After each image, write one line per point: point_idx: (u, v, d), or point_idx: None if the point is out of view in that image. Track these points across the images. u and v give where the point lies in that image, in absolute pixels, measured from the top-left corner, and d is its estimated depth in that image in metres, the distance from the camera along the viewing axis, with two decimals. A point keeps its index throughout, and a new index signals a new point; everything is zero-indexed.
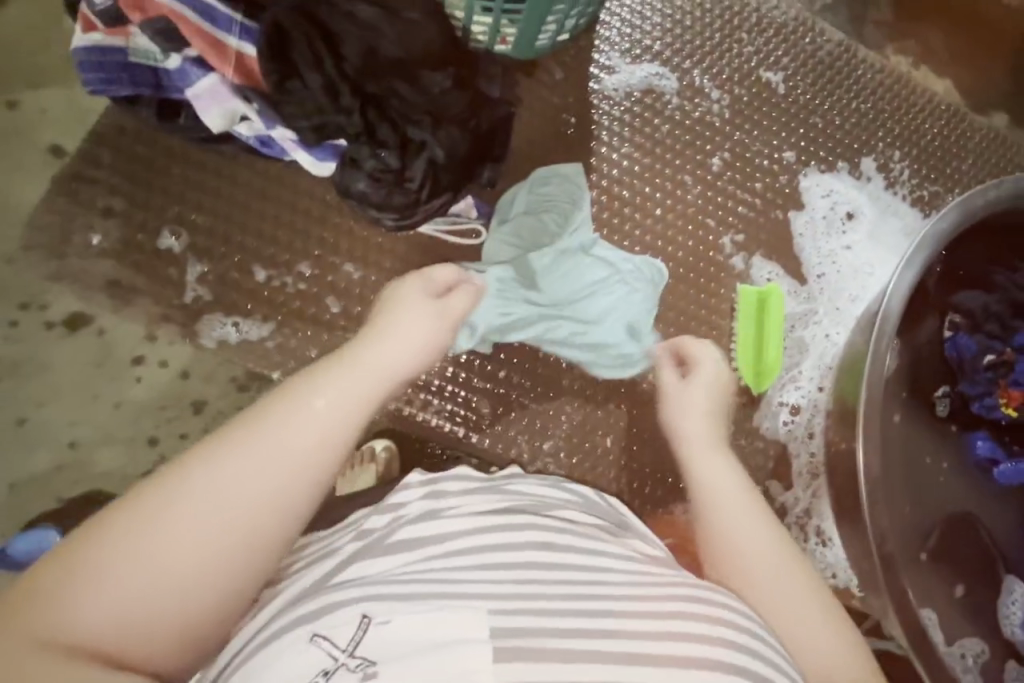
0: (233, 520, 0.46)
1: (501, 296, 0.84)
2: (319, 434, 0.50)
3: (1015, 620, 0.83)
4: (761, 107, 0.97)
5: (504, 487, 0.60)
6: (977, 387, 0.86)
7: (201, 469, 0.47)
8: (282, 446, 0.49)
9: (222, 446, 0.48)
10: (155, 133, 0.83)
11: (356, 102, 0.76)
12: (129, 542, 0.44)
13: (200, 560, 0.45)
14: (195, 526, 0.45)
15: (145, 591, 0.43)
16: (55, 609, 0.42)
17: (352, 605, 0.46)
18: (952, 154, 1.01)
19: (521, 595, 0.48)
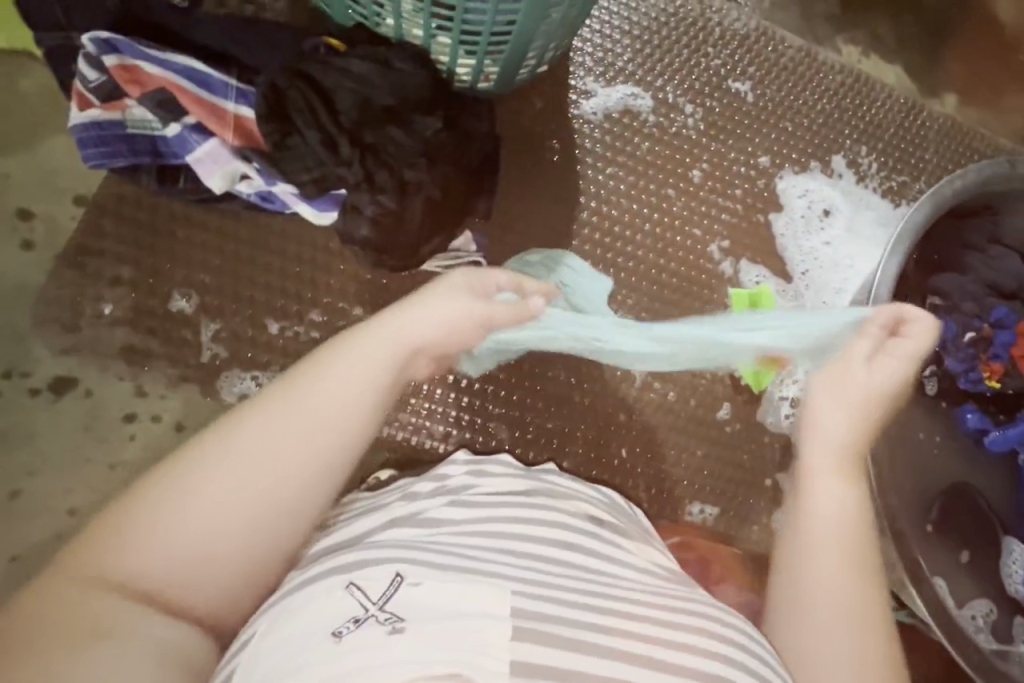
0: (256, 489, 0.50)
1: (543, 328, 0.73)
2: (340, 408, 0.53)
3: (1017, 577, 0.89)
4: (733, 116, 1.02)
5: (541, 475, 0.65)
6: (962, 363, 0.92)
7: (231, 439, 0.51)
8: (286, 438, 0.51)
9: (256, 416, 0.52)
10: (155, 199, 0.85)
11: (355, 152, 0.78)
12: (168, 500, 0.49)
13: (229, 524, 0.49)
14: (225, 491, 0.49)
15: (182, 545, 0.48)
16: (108, 553, 0.47)
17: (388, 565, 0.51)
18: (914, 144, 1.07)
19: (546, 584, 0.52)
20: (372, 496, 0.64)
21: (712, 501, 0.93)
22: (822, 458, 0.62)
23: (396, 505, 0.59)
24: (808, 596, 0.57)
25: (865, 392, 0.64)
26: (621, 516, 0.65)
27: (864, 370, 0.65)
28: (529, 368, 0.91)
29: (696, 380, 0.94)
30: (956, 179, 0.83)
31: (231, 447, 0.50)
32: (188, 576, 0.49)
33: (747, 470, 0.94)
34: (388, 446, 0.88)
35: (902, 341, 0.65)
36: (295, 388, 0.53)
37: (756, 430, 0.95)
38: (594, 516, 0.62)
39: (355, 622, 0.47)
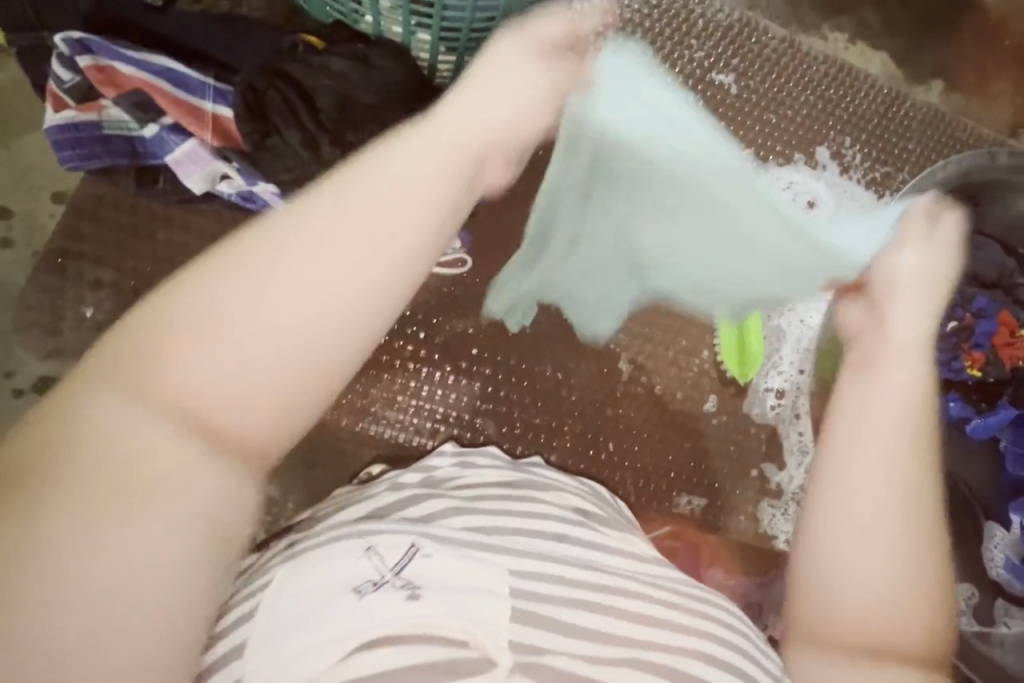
0: (316, 285, 0.45)
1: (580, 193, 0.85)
2: (404, 189, 0.51)
3: (998, 561, 0.90)
4: (716, 109, 1.02)
5: (527, 468, 0.66)
6: (944, 352, 0.93)
7: (288, 232, 0.46)
8: (322, 252, 0.46)
9: (316, 206, 0.48)
10: (134, 200, 0.84)
11: (337, 152, 0.77)
12: (214, 299, 0.43)
13: (289, 323, 0.44)
14: (285, 285, 0.44)
15: (238, 343, 0.43)
16: (154, 364, 0.42)
17: (400, 536, 0.50)
18: (898, 135, 1.07)
19: (546, 565, 0.53)
20: (361, 489, 0.64)
21: (700, 493, 0.93)
22: (886, 345, 0.65)
23: (384, 493, 0.59)
24: (837, 490, 0.57)
25: (919, 276, 0.69)
26: (606, 505, 0.66)
27: (923, 251, 0.71)
28: (515, 364, 0.91)
29: (682, 374, 0.95)
30: (939, 170, 0.84)
31: (261, 256, 0.45)
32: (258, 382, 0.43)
33: (734, 462, 0.95)
34: (376, 442, 0.89)
35: (949, 224, 0.73)
36: (352, 179, 0.50)
37: (742, 422, 0.95)
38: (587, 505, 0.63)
39: (374, 584, 0.47)
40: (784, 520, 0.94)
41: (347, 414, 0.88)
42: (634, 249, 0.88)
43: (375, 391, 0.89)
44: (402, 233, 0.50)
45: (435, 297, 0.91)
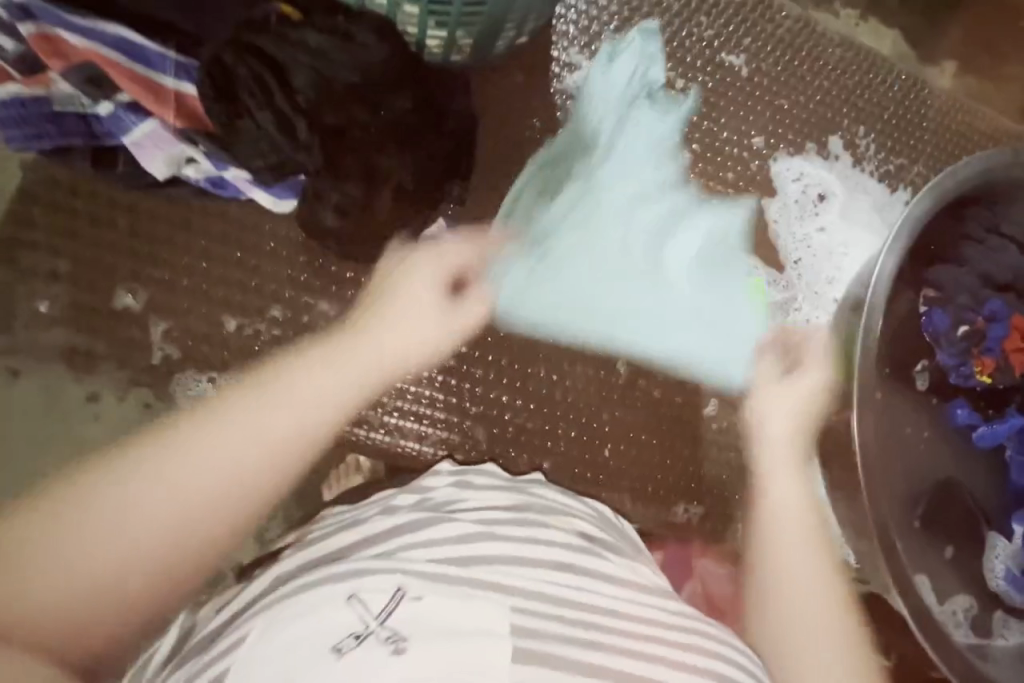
0: (171, 512, 0.51)
1: (609, 86, 0.89)
2: (299, 421, 0.58)
3: (998, 571, 0.87)
4: (726, 92, 0.96)
5: (530, 490, 0.61)
6: (953, 357, 0.90)
7: (180, 443, 0.54)
8: (230, 454, 0.54)
9: (212, 414, 0.56)
10: (94, 184, 0.77)
11: (314, 136, 0.70)
12: (68, 529, 0.50)
13: (149, 537, 0.51)
14: (142, 505, 0.51)
15: (80, 563, 0.49)
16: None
17: (386, 579, 0.46)
18: (915, 124, 1.01)
19: (546, 600, 0.49)
20: (349, 513, 0.59)
21: (697, 500, 0.90)
22: (784, 533, 0.71)
23: (374, 520, 0.54)
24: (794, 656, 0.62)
25: (800, 401, 0.83)
26: (612, 532, 0.61)
27: (811, 394, 0.83)
28: (508, 365, 0.86)
29: (683, 376, 0.91)
30: (947, 177, 0.79)
31: (131, 475, 0.52)
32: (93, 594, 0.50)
33: (733, 468, 0.91)
34: (355, 446, 0.83)
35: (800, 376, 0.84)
36: (260, 396, 0.59)
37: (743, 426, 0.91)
38: (590, 528, 0.58)
39: (357, 638, 0.43)
40: None
41: None
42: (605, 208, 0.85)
43: None
44: (278, 436, 0.57)
45: None
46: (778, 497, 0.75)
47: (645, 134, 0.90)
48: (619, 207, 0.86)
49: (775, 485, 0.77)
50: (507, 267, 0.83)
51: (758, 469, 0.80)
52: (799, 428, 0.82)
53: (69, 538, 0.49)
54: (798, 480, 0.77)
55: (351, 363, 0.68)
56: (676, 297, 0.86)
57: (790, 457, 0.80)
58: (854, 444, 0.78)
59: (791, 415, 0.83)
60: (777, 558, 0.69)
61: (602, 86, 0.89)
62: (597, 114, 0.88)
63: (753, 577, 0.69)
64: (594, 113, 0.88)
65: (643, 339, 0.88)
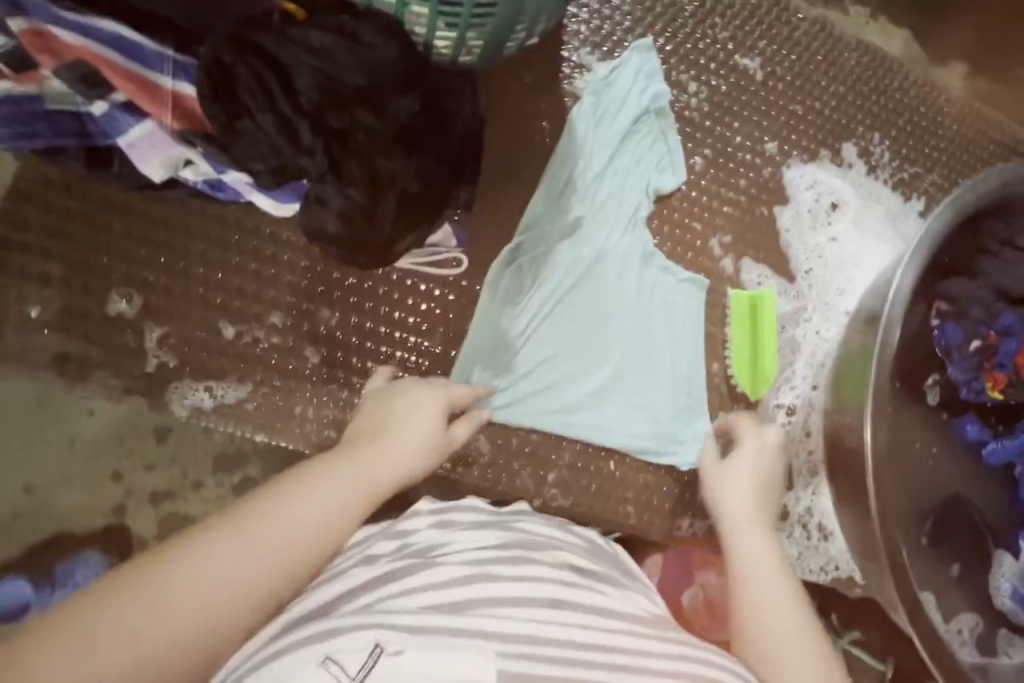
0: (250, 577, 0.47)
1: (605, 100, 0.88)
2: (365, 491, 0.56)
3: (1004, 590, 0.85)
4: (740, 96, 0.93)
5: (513, 525, 0.60)
6: (964, 372, 0.88)
7: (261, 506, 0.51)
8: (309, 518, 0.51)
9: (287, 483, 0.54)
10: (88, 184, 0.74)
11: (318, 139, 0.68)
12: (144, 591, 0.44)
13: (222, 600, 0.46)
14: (221, 567, 0.46)
15: (150, 628, 0.43)
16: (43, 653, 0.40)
17: (365, 632, 0.44)
18: (929, 132, 1.00)
19: (533, 639, 0.47)
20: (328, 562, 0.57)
21: (704, 516, 0.86)
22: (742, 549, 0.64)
23: (351, 574, 0.53)
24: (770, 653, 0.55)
25: (759, 466, 0.74)
26: (600, 560, 0.61)
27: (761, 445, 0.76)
28: None
29: None
30: (966, 190, 0.78)
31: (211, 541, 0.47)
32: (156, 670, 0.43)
33: None
34: None
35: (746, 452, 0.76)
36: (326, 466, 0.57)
37: None
38: (573, 558, 0.58)
39: None
40: (790, 542, 0.88)
41: (332, 430, 0.78)
42: (589, 246, 0.85)
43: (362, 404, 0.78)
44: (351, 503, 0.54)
45: (430, 302, 0.82)
46: (759, 542, 0.65)
47: (635, 158, 0.88)
48: (569, 280, 0.84)
49: (740, 513, 0.69)
50: (496, 285, 0.82)
51: (722, 500, 0.71)
52: (760, 473, 0.74)
53: (82, 651, 0.40)
54: (758, 514, 0.69)
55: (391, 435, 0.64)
56: (650, 359, 0.85)
57: (760, 489, 0.72)
58: (865, 458, 0.77)
59: (758, 461, 0.74)
60: (763, 608, 0.58)
61: (599, 99, 0.88)
62: (590, 136, 0.87)
63: (755, 642, 0.56)
64: (588, 134, 0.87)
65: (592, 416, 0.83)
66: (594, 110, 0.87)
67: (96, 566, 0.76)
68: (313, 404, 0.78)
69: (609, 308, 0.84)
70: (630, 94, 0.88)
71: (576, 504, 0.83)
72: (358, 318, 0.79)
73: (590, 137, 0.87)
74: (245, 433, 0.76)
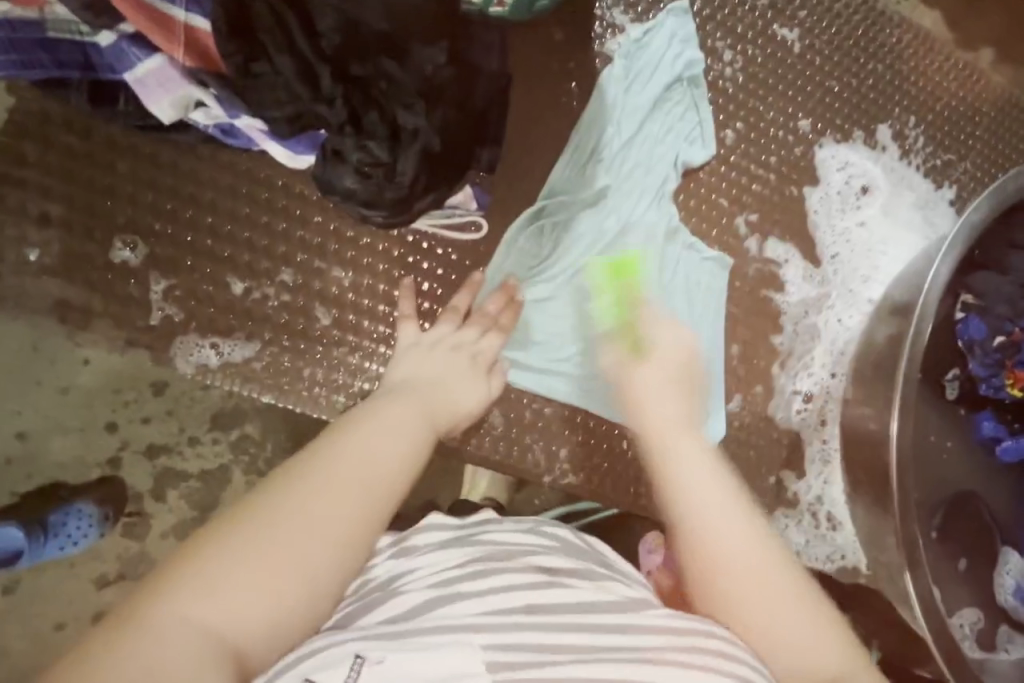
0: (342, 493, 0.49)
1: (636, 64, 0.84)
2: (422, 426, 0.58)
3: (1008, 586, 0.86)
4: (776, 68, 0.89)
5: (477, 538, 0.61)
6: (986, 368, 0.87)
7: (335, 439, 0.53)
8: (381, 445, 0.54)
9: (352, 421, 0.56)
10: (92, 122, 0.70)
11: (339, 88, 0.65)
12: (251, 521, 0.46)
13: (326, 517, 0.48)
14: (315, 489, 0.49)
15: (267, 552, 0.45)
16: (172, 590, 0.43)
17: (344, 648, 0.46)
18: (966, 119, 0.97)
19: (508, 628, 0.49)
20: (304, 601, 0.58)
21: None
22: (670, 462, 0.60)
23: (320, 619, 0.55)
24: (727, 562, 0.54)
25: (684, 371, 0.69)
26: (574, 553, 0.61)
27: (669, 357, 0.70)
28: None
29: None
30: (1010, 180, 0.76)
31: (302, 470, 0.50)
32: (278, 591, 0.45)
33: (752, 467, 0.87)
34: None
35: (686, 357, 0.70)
36: (380, 405, 0.59)
37: (765, 425, 0.87)
38: (539, 558, 0.58)
39: None
40: (798, 531, 0.87)
41: (343, 395, 0.75)
42: (613, 214, 0.82)
43: (375, 369, 0.76)
44: (416, 437, 0.57)
45: (446, 267, 0.79)
46: (683, 434, 0.63)
47: (664, 130, 0.84)
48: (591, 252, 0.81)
49: (671, 416, 0.65)
50: (514, 242, 0.79)
51: (643, 413, 0.66)
52: (680, 376, 0.69)
53: (205, 585, 0.43)
54: (685, 419, 0.65)
55: (411, 387, 0.63)
56: None
57: (684, 391, 0.68)
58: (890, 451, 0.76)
59: (678, 368, 0.70)
60: (714, 509, 0.56)
61: (631, 62, 0.84)
62: (620, 102, 0.83)
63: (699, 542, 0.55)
64: (618, 100, 0.83)
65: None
66: (624, 75, 0.83)
67: (88, 519, 0.88)
68: (323, 366, 0.75)
69: (627, 281, 0.82)
70: (662, 60, 0.84)
71: (586, 482, 0.81)
72: (372, 280, 0.76)
73: (621, 102, 0.83)
74: (251, 394, 0.73)
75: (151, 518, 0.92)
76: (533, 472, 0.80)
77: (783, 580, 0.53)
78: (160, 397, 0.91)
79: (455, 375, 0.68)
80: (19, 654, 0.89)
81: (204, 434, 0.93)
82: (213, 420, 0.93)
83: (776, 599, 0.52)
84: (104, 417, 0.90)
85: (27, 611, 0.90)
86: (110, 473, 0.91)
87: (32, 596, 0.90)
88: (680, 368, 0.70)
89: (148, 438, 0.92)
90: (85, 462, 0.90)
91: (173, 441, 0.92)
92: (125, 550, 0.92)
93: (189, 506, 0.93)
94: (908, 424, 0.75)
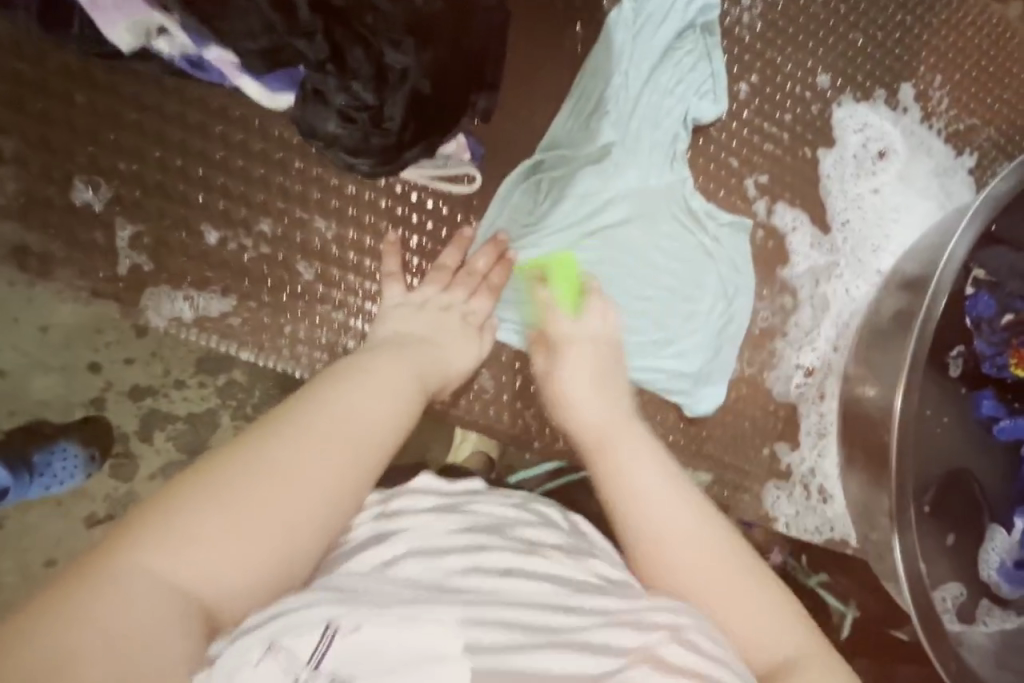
0: (326, 453, 0.46)
1: (645, 7, 0.77)
2: (410, 386, 0.55)
3: (992, 563, 0.86)
4: (798, 17, 0.83)
5: (468, 507, 0.58)
6: (992, 346, 0.86)
7: (319, 395, 0.50)
8: (368, 403, 0.51)
9: (339, 376, 0.53)
10: (45, 47, 0.63)
11: (318, 21, 0.59)
12: (232, 476, 0.43)
13: (310, 477, 0.45)
14: (299, 447, 0.46)
15: (247, 511, 0.42)
16: (141, 540, 0.40)
17: (315, 611, 0.42)
18: (993, 81, 0.91)
19: (493, 607, 0.47)
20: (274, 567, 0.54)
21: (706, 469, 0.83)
22: (618, 463, 0.59)
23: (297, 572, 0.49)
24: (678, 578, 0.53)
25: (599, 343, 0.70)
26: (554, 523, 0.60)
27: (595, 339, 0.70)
28: None
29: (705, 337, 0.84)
30: None
31: (284, 424, 0.47)
32: (256, 555, 0.42)
33: (745, 436, 0.85)
34: None
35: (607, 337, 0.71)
36: (369, 362, 0.56)
37: (763, 396, 0.85)
38: (531, 535, 0.56)
39: None
40: (788, 503, 0.86)
41: (325, 353, 0.72)
42: (617, 168, 0.77)
43: (359, 328, 0.72)
44: (405, 396, 0.54)
45: (438, 221, 0.74)
46: (612, 447, 0.61)
47: (674, 81, 0.78)
48: (589, 209, 0.76)
49: (602, 411, 0.64)
50: (508, 195, 0.75)
51: (568, 409, 0.66)
52: (597, 367, 0.68)
53: (179, 540, 0.40)
54: (610, 413, 0.64)
55: (398, 346, 0.59)
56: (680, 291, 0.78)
57: (599, 385, 0.66)
58: (893, 425, 0.73)
59: (594, 353, 0.69)
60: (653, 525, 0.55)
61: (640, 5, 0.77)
62: (627, 49, 0.76)
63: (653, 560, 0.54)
64: (625, 46, 0.76)
65: None
66: (633, 18, 0.76)
67: (74, 459, 0.85)
68: (305, 324, 0.71)
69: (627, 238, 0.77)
70: (675, 3, 0.77)
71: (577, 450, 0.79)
72: (357, 234, 0.72)
73: (628, 49, 0.77)
74: (229, 349, 0.70)
75: (139, 460, 0.90)
76: (522, 439, 0.78)
77: (737, 577, 0.53)
78: (143, 338, 0.88)
79: (443, 341, 0.64)
80: (9, 590, 0.88)
81: (190, 378, 0.90)
82: (198, 364, 0.90)
83: (739, 605, 0.52)
84: (86, 357, 0.87)
85: (12, 547, 0.88)
86: (94, 414, 0.88)
87: (16, 534, 0.88)
88: (611, 351, 0.70)
89: (133, 380, 0.88)
90: (63, 404, 0.87)
91: (158, 384, 0.89)
92: (113, 490, 0.90)
93: (176, 448, 0.90)
94: (911, 404, 0.73)
